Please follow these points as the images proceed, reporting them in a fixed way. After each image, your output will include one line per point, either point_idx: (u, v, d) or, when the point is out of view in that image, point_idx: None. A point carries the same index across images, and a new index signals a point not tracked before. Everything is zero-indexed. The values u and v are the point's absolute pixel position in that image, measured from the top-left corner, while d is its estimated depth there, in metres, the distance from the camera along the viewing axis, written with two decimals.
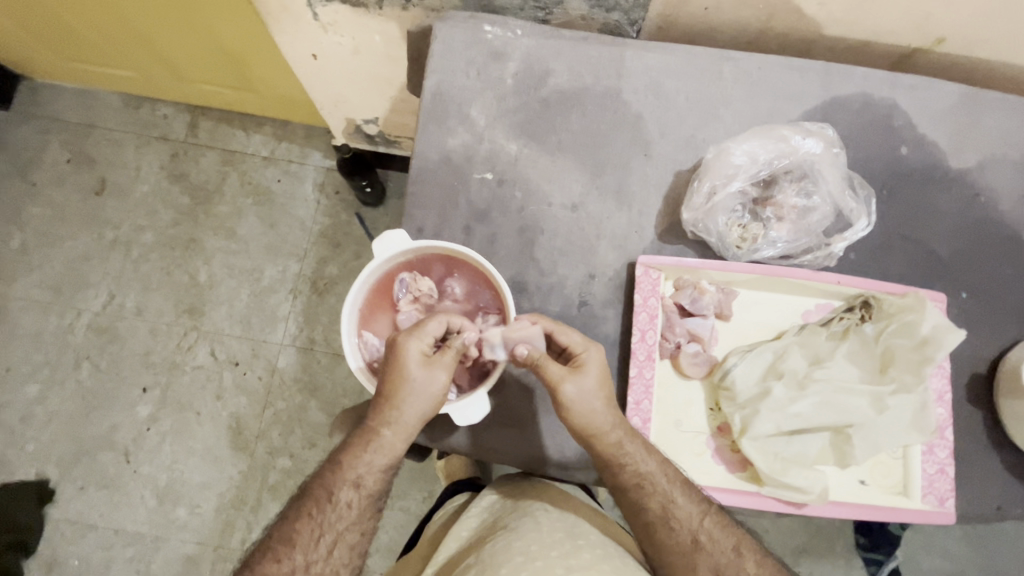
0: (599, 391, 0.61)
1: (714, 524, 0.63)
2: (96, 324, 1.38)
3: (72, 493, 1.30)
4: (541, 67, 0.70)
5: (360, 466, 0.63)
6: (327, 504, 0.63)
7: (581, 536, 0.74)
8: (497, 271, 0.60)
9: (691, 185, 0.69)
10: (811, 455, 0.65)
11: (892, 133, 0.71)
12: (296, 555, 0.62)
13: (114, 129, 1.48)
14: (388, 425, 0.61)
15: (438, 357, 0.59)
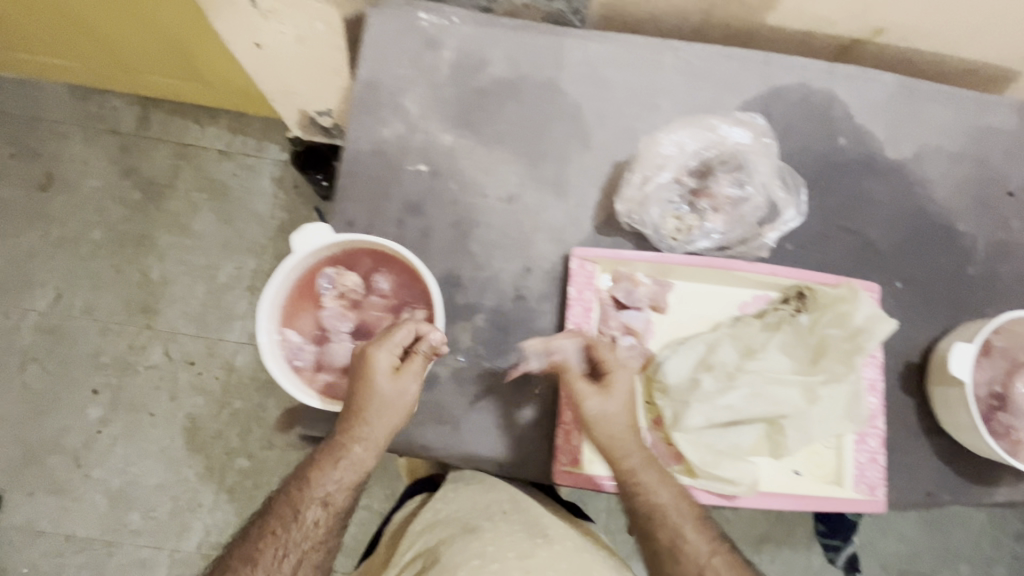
0: (624, 413, 0.62)
1: (722, 562, 0.62)
2: (44, 324, 1.33)
3: (20, 498, 1.26)
4: (477, 57, 0.69)
5: (328, 484, 0.64)
6: (293, 522, 0.64)
7: (538, 533, 0.75)
8: (421, 265, 0.61)
9: (624, 175, 0.70)
10: (742, 447, 0.67)
11: (829, 125, 0.72)
12: (258, 573, 0.62)
13: (61, 121, 1.43)
14: (355, 440, 0.62)
15: (407, 370, 0.61)
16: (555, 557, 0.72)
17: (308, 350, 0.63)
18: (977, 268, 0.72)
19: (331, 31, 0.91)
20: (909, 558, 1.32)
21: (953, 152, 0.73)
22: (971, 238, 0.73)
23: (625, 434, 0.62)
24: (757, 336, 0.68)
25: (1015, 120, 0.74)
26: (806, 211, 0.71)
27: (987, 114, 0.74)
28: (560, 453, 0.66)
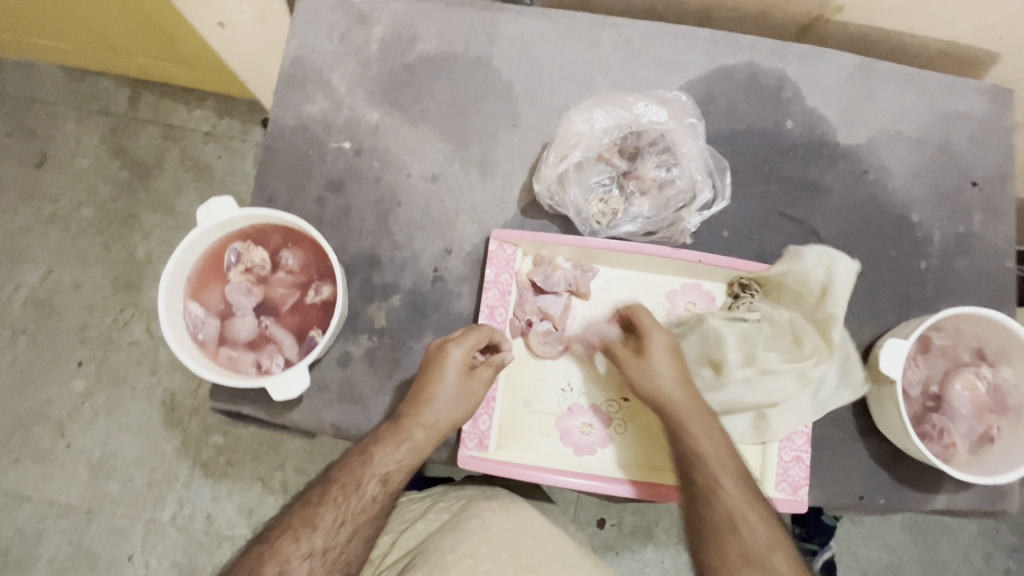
0: (670, 369, 0.70)
1: (753, 513, 0.64)
2: (34, 298, 1.38)
3: (8, 463, 1.32)
4: (410, 32, 0.83)
5: (391, 463, 0.70)
6: (353, 492, 0.69)
7: (530, 534, 0.77)
8: (318, 240, 0.68)
9: (543, 156, 0.81)
10: (734, 434, 0.78)
11: (776, 106, 0.84)
12: (316, 536, 0.67)
13: (56, 102, 1.47)
14: (420, 424, 0.71)
15: (478, 369, 0.73)
16: (547, 556, 0.74)
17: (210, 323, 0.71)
18: (930, 262, 0.83)
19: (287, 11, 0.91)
20: (889, 566, 1.27)
21: (912, 137, 0.84)
22: (926, 227, 0.83)
23: (673, 387, 0.70)
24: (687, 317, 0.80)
25: (978, 103, 0.85)
26: (728, 194, 0.82)
27: (954, 99, 0.85)
28: (467, 439, 0.75)
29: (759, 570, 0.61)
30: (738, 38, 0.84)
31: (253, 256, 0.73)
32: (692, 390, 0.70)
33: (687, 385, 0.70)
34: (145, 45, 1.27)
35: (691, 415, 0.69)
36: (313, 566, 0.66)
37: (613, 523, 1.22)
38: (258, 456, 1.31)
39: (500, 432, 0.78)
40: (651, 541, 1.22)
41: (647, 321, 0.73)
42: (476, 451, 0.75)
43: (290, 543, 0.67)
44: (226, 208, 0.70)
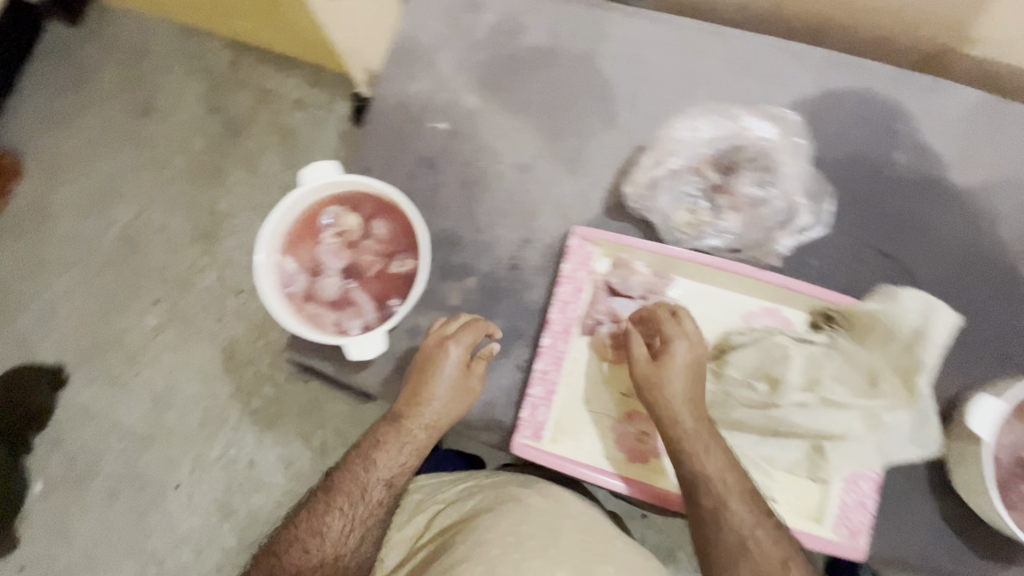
0: (681, 387, 0.78)
1: (766, 537, 0.72)
2: (124, 235, 1.48)
3: (82, 382, 1.42)
4: (521, 33, 1.01)
5: (395, 463, 0.82)
6: (359, 498, 0.80)
7: (562, 516, 0.81)
8: (416, 222, 0.82)
9: (641, 159, 0.95)
10: (788, 461, 0.83)
11: (832, 136, 0.93)
12: (325, 544, 0.77)
13: (165, 55, 1.56)
14: (420, 424, 0.83)
15: (471, 366, 0.87)
16: (583, 540, 0.78)
17: (302, 277, 0.85)
18: None
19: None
20: None
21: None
22: None
23: (682, 404, 0.78)
24: (743, 334, 0.86)
25: None
26: (829, 222, 0.91)
27: None
28: (523, 428, 0.88)
29: None
30: (853, 66, 0.93)
31: (347, 222, 0.86)
32: (689, 408, 0.78)
33: (690, 403, 0.78)
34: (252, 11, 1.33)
35: (697, 435, 0.77)
36: (326, 569, 0.76)
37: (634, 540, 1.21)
38: (303, 413, 1.37)
39: (556, 427, 0.90)
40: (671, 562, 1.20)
41: (673, 330, 0.80)
42: (529, 440, 0.87)
43: (301, 554, 0.77)
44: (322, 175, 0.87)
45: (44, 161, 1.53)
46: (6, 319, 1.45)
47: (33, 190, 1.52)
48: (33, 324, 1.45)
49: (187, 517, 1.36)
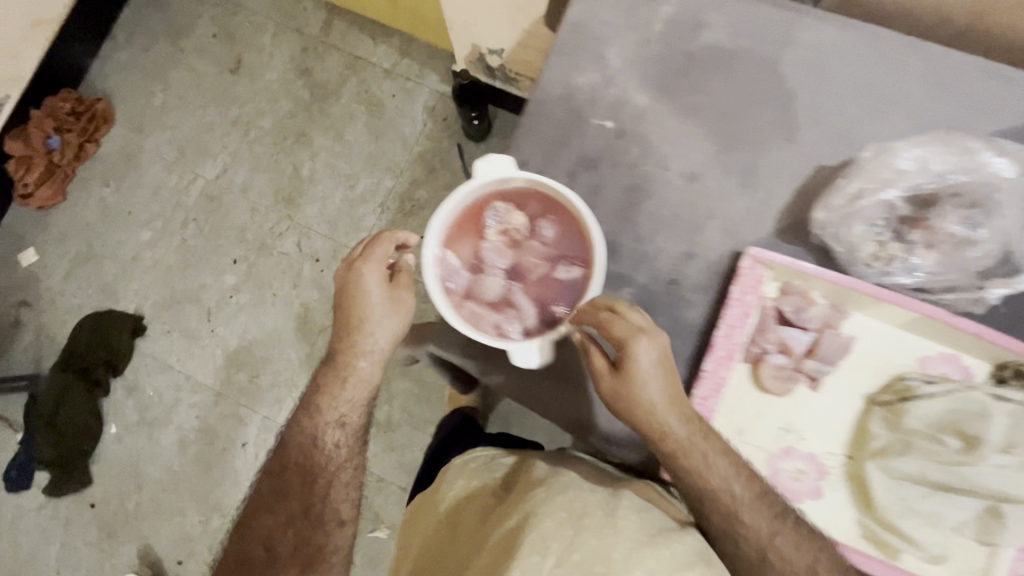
0: (662, 395, 0.51)
1: (787, 545, 0.52)
2: (207, 192, 1.49)
3: (160, 333, 1.45)
4: (695, 17, 0.62)
5: (342, 404, 0.70)
6: (314, 446, 0.71)
7: (627, 498, 0.56)
8: (598, 221, 0.52)
9: (836, 181, 0.57)
10: (946, 523, 0.52)
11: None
12: (294, 505, 0.71)
13: (258, 14, 1.54)
14: (360, 355, 0.67)
15: (398, 281, 0.66)
16: (653, 528, 0.53)
17: (462, 275, 0.56)
18: None
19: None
20: None
21: None
22: None
23: (667, 409, 0.51)
24: (916, 381, 0.54)
25: None
26: None
27: None
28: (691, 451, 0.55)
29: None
30: None
31: (511, 218, 0.56)
32: (680, 409, 0.52)
33: (678, 405, 0.52)
34: None
35: (695, 443, 0.52)
36: (301, 528, 0.70)
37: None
38: None
39: None
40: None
41: (623, 328, 0.50)
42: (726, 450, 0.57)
43: (270, 517, 0.71)
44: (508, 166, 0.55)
45: (132, 109, 1.52)
46: (92, 264, 1.48)
47: (122, 138, 1.52)
48: (116, 271, 1.47)
49: (250, 474, 1.37)
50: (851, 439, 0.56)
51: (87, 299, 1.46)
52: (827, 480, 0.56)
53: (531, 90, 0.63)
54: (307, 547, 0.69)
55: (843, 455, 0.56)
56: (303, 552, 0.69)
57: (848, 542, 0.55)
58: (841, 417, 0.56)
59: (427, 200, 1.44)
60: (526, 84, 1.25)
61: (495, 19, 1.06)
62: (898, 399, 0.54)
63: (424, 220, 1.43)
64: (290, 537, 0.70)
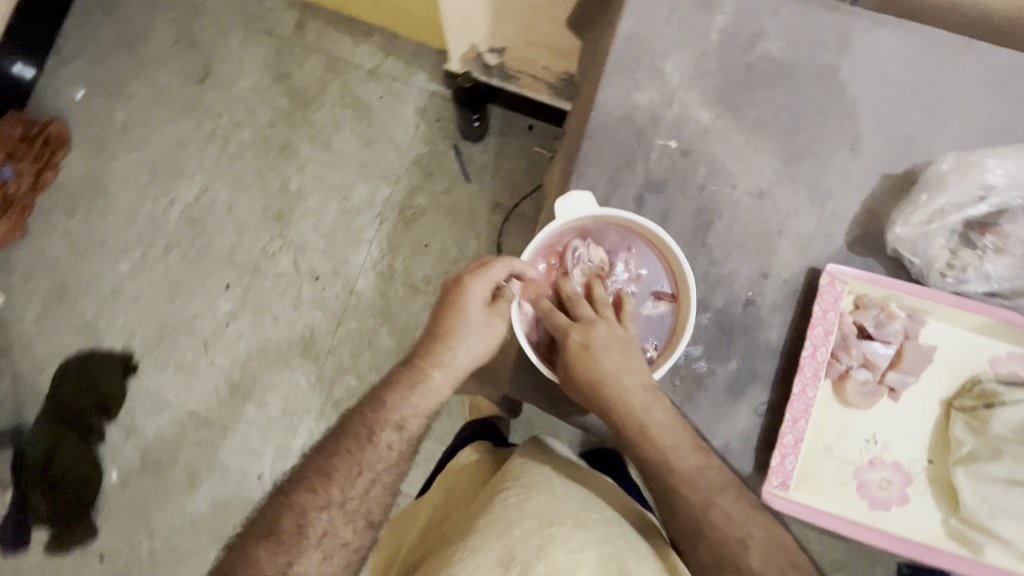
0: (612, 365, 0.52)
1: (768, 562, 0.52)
2: (189, 214, 1.34)
3: (154, 370, 1.30)
4: (752, 26, 0.60)
5: (407, 408, 0.58)
6: (367, 443, 0.57)
7: (593, 508, 0.61)
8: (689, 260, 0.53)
9: (914, 197, 0.57)
10: None
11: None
12: (333, 486, 0.56)
13: (222, 16, 1.38)
14: (437, 363, 0.57)
15: (498, 302, 0.56)
16: (610, 534, 0.57)
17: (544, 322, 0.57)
18: None
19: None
20: None
21: None
22: None
23: (623, 381, 0.52)
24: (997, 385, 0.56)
25: None
26: None
27: None
28: (772, 473, 0.55)
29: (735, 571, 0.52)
30: None
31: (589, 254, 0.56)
32: (635, 379, 0.52)
33: (628, 375, 0.52)
34: None
35: (649, 416, 0.52)
36: (334, 516, 0.55)
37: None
38: None
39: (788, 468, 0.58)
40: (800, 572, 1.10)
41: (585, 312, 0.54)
42: (781, 491, 0.54)
43: (308, 495, 0.55)
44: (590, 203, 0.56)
45: (93, 127, 1.38)
46: (67, 302, 1.33)
47: (84, 162, 1.37)
48: (97, 307, 1.33)
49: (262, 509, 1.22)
50: (935, 447, 0.58)
51: (66, 341, 1.32)
52: (912, 485, 0.58)
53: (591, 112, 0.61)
54: (331, 541, 0.55)
55: (929, 461, 0.58)
56: (325, 547, 0.55)
57: (933, 542, 0.56)
58: (925, 426, 0.58)
59: (428, 206, 1.28)
60: (527, 81, 1.12)
61: (503, 20, 0.92)
62: (982, 405, 0.56)
63: (428, 227, 1.28)
64: (319, 522, 0.55)
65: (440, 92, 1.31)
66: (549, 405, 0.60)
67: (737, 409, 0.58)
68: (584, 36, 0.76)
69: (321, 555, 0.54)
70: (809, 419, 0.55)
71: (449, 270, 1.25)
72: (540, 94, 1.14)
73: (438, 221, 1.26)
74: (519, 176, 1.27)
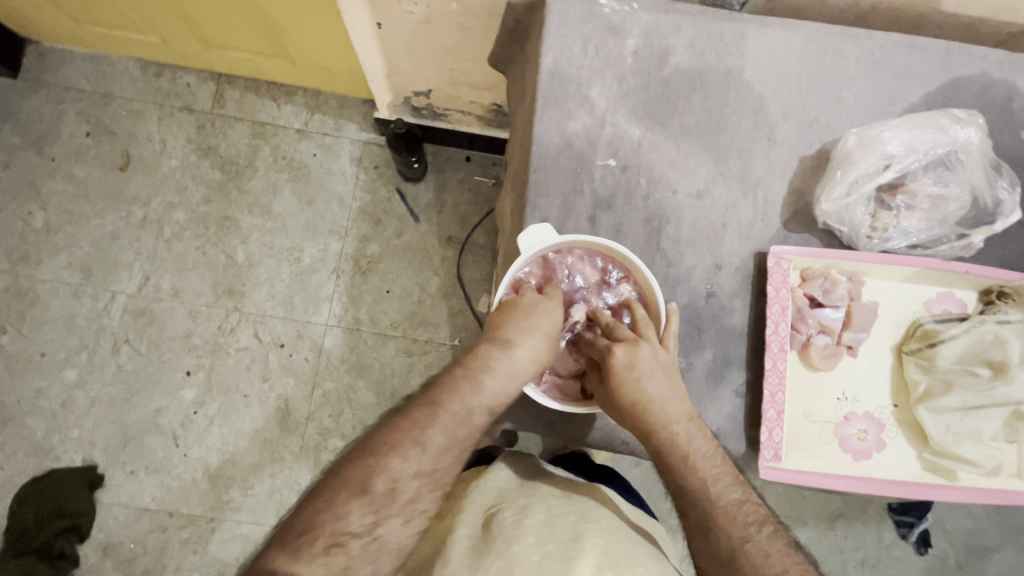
0: (659, 385, 0.55)
1: (760, 550, 0.52)
2: (133, 307, 1.23)
3: (122, 478, 1.18)
4: (660, 43, 0.65)
5: (498, 393, 0.54)
6: (461, 416, 0.53)
7: (589, 518, 0.60)
8: (656, 280, 0.56)
9: (832, 174, 0.63)
10: (986, 435, 0.61)
11: (1011, 118, 0.67)
12: (425, 456, 0.52)
13: (133, 98, 1.28)
14: (528, 350, 0.55)
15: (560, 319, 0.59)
16: (609, 544, 0.56)
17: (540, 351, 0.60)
18: None
19: (466, 13, 0.78)
20: None
21: None
22: None
23: (664, 405, 0.54)
24: (936, 324, 0.62)
25: None
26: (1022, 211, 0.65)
27: None
28: (764, 448, 0.59)
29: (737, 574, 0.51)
30: (970, 47, 0.67)
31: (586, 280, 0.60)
32: (678, 407, 0.55)
33: (673, 404, 0.55)
34: (246, 37, 1.11)
35: (693, 443, 0.54)
36: (423, 485, 0.51)
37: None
38: None
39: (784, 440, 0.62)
40: (805, 531, 1.13)
41: (629, 332, 0.56)
42: (774, 462, 0.59)
43: (399, 460, 0.51)
44: (549, 235, 0.58)
45: (10, 237, 1.23)
46: (11, 426, 1.18)
47: (6, 274, 1.22)
48: (47, 426, 1.19)
49: None
50: (897, 390, 0.64)
51: (17, 468, 1.17)
52: (885, 430, 0.63)
53: (532, 144, 0.64)
54: (415, 509, 0.51)
55: (894, 405, 0.64)
56: (408, 514, 0.51)
57: (911, 476, 0.62)
58: (884, 373, 0.64)
59: (382, 253, 1.25)
60: (456, 116, 1.14)
61: (420, 63, 0.94)
62: (926, 346, 0.61)
63: (387, 274, 1.25)
64: (409, 488, 0.51)
65: (374, 140, 1.29)
66: (549, 429, 0.63)
67: (720, 395, 0.62)
68: (506, 71, 0.79)
69: (404, 520, 0.51)
70: (785, 390, 0.59)
71: (418, 310, 1.23)
72: (472, 126, 1.16)
73: (397, 267, 1.25)
74: (468, 209, 1.27)
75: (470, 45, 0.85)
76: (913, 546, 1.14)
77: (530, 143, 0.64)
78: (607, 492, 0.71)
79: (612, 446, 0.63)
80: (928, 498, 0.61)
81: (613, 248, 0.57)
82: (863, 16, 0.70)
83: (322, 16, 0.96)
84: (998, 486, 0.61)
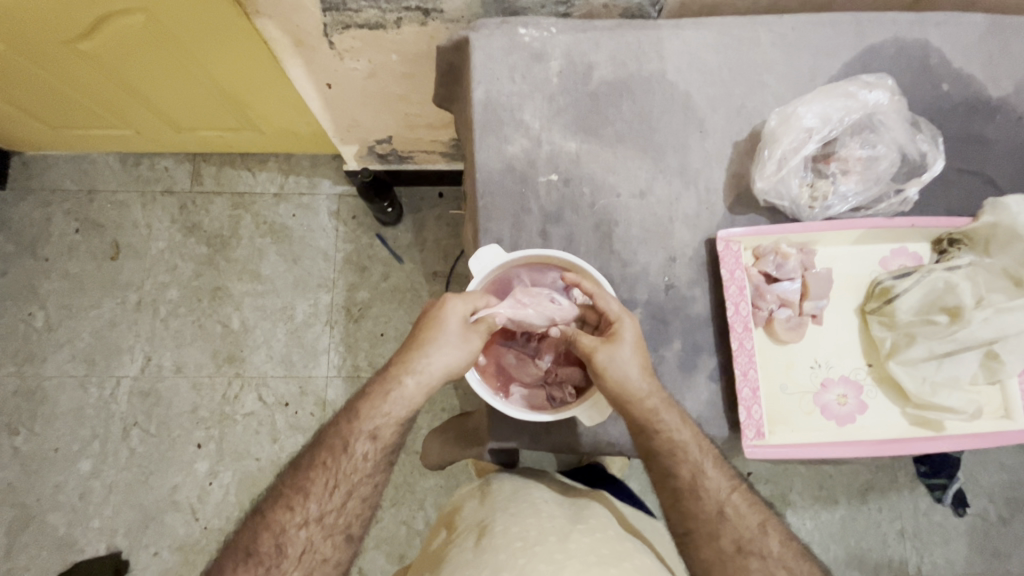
0: (639, 363, 0.56)
1: (743, 501, 0.58)
2: (138, 389, 1.26)
3: (147, 560, 1.19)
4: (583, 61, 0.68)
5: (378, 418, 0.57)
6: (341, 454, 0.57)
7: (579, 520, 0.61)
8: (604, 280, 0.58)
9: (761, 154, 0.66)
10: (965, 379, 0.62)
11: (930, 74, 0.70)
12: (309, 503, 0.56)
13: (115, 190, 1.34)
14: (410, 371, 0.56)
15: (476, 325, 0.57)
16: (595, 542, 0.58)
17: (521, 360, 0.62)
18: None
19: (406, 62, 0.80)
20: None
21: None
22: None
23: (647, 383, 0.56)
24: (893, 279, 0.64)
25: None
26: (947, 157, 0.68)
27: None
28: (745, 427, 0.60)
29: (726, 524, 0.56)
30: (879, 13, 0.70)
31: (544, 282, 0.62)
32: (652, 382, 0.57)
33: (650, 378, 0.57)
34: (212, 115, 1.15)
35: (669, 407, 0.58)
36: (312, 533, 0.56)
37: (808, 522, 1.11)
38: (396, 500, 1.09)
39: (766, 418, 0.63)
40: (837, 509, 1.11)
41: (616, 305, 0.57)
42: (758, 440, 0.60)
43: (283, 513, 0.56)
44: (497, 255, 0.61)
45: (15, 341, 1.27)
46: (34, 526, 1.20)
47: (14, 376, 1.26)
48: (69, 518, 1.21)
49: None
50: (869, 349, 0.65)
51: (44, 565, 1.18)
52: (864, 391, 0.64)
53: (475, 174, 0.67)
54: (310, 558, 0.56)
55: (868, 364, 0.65)
56: (304, 565, 0.56)
57: (899, 434, 0.62)
58: (852, 336, 0.65)
59: (371, 298, 1.28)
60: (421, 156, 1.17)
61: (376, 113, 0.97)
62: (884, 303, 0.63)
63: (379, 318, 1.27)
64: (297, 540, 0.56)
65: (348, 192, 1.33)
66: (532, 442, 0.65)
67: (695, 382, 0.64)
68: (452, 108, 0.82)
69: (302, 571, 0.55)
70: (756, 366, 0.61)
71: None
72: (438, 163, 1.20)
73: (388, 310, 1.27)
74: (448, 243, 1.30)
75: (415, 88, 0.88)
76: (951, 508, 1.11)
77: (473, 173, 0.67)
78: (600, 492, 0.71)
79: (599, 449, 0.65)
80: (916, 451, 0.62)
81: (560, 258, 0.59)
82: (775, 3, 0.71)
83: (276, 86, 1.00)
84: (987, 432, 0.62)
